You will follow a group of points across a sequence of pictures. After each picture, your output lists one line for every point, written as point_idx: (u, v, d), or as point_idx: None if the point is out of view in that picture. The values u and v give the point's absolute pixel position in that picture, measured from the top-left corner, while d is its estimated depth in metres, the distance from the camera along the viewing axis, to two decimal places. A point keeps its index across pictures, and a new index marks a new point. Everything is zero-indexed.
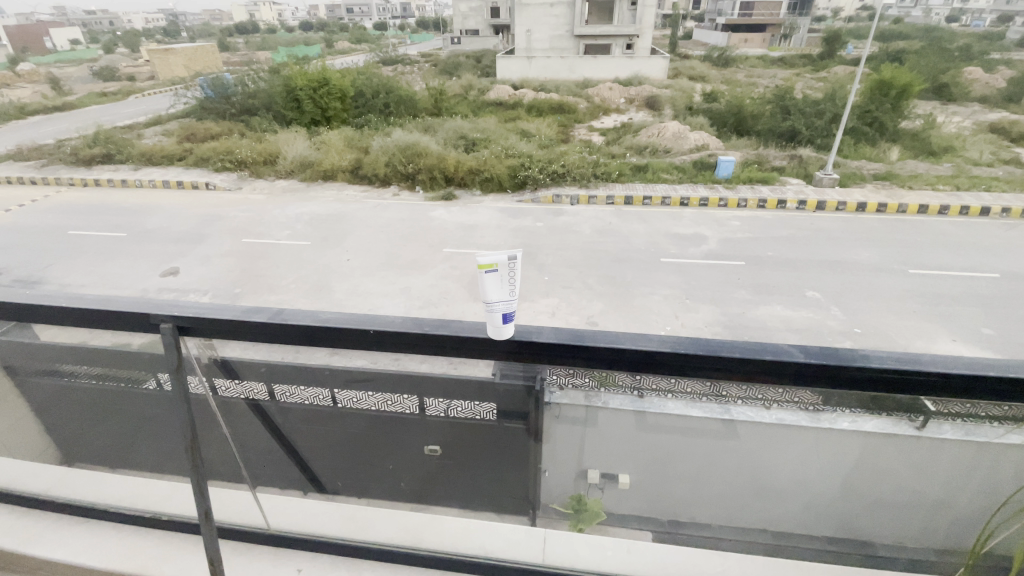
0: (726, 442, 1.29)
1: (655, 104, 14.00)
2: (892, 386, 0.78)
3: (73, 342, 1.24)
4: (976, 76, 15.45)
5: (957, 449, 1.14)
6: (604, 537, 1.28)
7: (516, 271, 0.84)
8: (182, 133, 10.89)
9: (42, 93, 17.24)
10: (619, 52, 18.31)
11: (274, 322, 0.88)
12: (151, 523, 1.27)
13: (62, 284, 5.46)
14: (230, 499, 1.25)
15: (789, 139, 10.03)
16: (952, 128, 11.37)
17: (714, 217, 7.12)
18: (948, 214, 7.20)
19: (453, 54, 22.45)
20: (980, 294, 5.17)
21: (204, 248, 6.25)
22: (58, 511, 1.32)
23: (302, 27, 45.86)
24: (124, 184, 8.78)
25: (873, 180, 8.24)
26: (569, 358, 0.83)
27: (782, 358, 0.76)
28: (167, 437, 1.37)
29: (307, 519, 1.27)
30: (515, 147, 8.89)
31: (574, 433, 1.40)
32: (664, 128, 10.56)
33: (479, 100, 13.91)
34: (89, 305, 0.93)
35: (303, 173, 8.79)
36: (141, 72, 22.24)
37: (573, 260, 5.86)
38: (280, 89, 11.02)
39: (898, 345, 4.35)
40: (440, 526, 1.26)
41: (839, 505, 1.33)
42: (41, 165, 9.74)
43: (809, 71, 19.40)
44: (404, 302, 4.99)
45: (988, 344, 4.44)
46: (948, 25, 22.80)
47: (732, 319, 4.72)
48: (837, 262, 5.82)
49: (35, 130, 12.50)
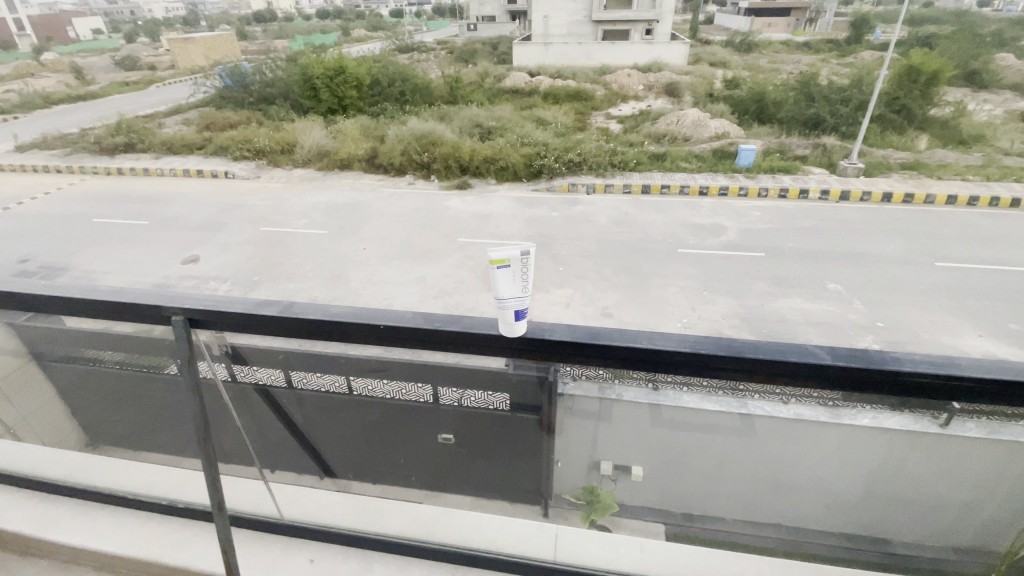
0: (746, 441, 1.27)
1: (675, 90, 13.68)
2: (926, 391, 0.74)
3: (94, 329, 1.25)
4: (1008, 62, 14.81)
5: (985, 452, 1.14)
6: (616, 535, 1.25)
7: (529, 267, 0.81)
8: (202, 122, 11.01)
9: (65, 83, 17.45)
10: (638, 37, 17.98)
11: (284, 315, 0.88)
12: (166, 510, 1.29)
13: (86, 271, 5.58)
14: (244, 488, 1.25)
15: (813, 127, 9.74)
16: (983, 116, 10.94)
17: (734, 207, 6.97)
18: (977, 206, 6.95)
19: (469, 41, 22.24)
20: (1009, 288, 4.99)
21: (224, 237, 6.33)
22: (79, 497, 1.35)
23: (318, 14, 45.65)
24: (146, 173, 8.93)
25: (901, 169, 7.98)
26: (581, 356, 0.81)
27: (808, 360, 0.73)
28: (180, 425, 1.38)
29: (319, 509, 1.26)
30: (531, 135, 8.82)
31: (588, 428, 1.38)
32: (684, 115, 10.31)
33: (495, 87, 13.78)
34: (109, 295, 0.95)
35: (320, 161, 8.83)
36: (161, 61, 22.44)
37: (588, 250, 5.81)
38: (298, 77, 11.06)
39: (923, 341, 4.24)
40: (451, 519, 1.25)
41: (863, 506, 1.32)
42: (65, 154, 9.92)
43: (835, 56, 18.82)
44: (420, 291, 5.00)
45: (1017, 339, 4.30)
46: (980, 9, 21.78)
47: (751, 311, 4.64)
48: (861, 254, 5.67)
49: (60, 119, 12.72)
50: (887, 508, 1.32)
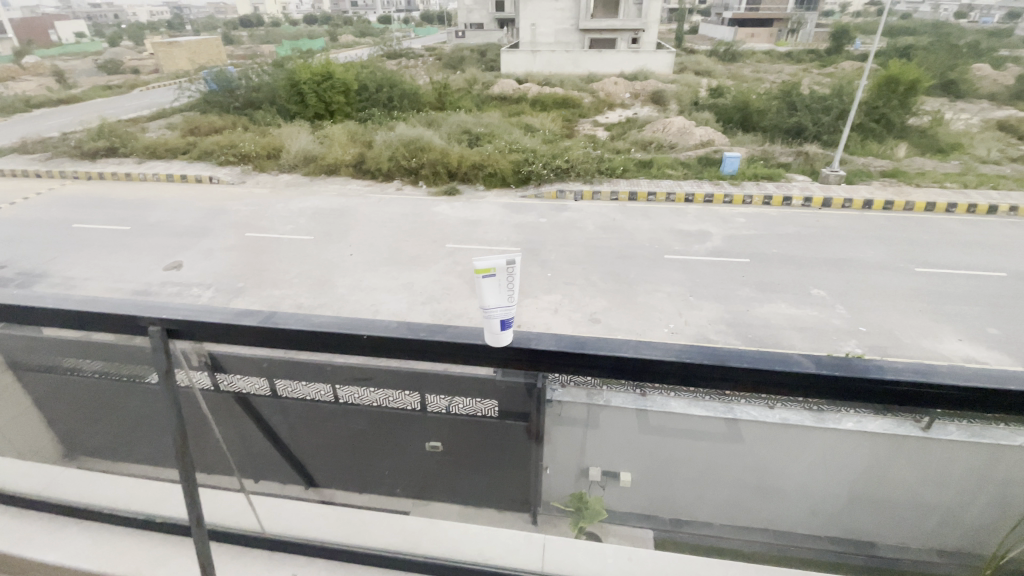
0: (730, 445, 1.29)
1: (661, 98, 13.86)
2: (905, 397, 0.75)
3: (71, 337, 1.20)
4: (984, 72, 15.21)
5: (964, 453, 1.18)
6: (605, 545, 1.21)
7: (515, 275, 0.81)
8: (186, 127, 10.86)
9: (46, 86, 17.11)
10: (625, 46, 18.21)
11: (265, 324, 0.86)
12: (145, 525, 1.25)
13: (65, 277, 5.47)
14: (222, 501, 1.22)
15: (795, 135, 9.94)
16: (960, 125, 11.23)
17: (719, 214, 7.06)
18: (955, 212, 7.12)
19: (457, 48, 22.34)
20: (987, 293, 5.11)
21: (207, 242, 6.24)
22: (52, 511, 1.30)
23: (305, 20, 45.49)
24: (128, 178, 8.79)
25: (881, 177, 8.16)
26: (570, 366, 0.80)
27: (792, 369, 0.74)
28: (159, 436, 1.34)
29: (300, 523, 1.24)
30: (519, 141, 8.85)
31: (575, 434, 1.41)
32: (669, 123, 10.45)
33: (483, 94, 13.82)
34: (81, 306, 0.92)
35: (307, 167, 8.76)
36: (145, 65, 22.21)
37: (576, 256, 5.83)
38: (284, 82, 11.00)
39: (903, 345, 4.32)
40: (438, 532, 1.23)
41: (846, 509, 1.35)
42: (45, 158, 9.73)
43: (817, 66, 19.23)
44: (408, 297, 4.97)
45: (996, 343, 4.39)
46: (957, 21, 22.32)
47: (737, 317, 4.68)
48: (843, 260, 5.77)
49: (40, 123, 12.49)
50: (870, 510, 1.35)
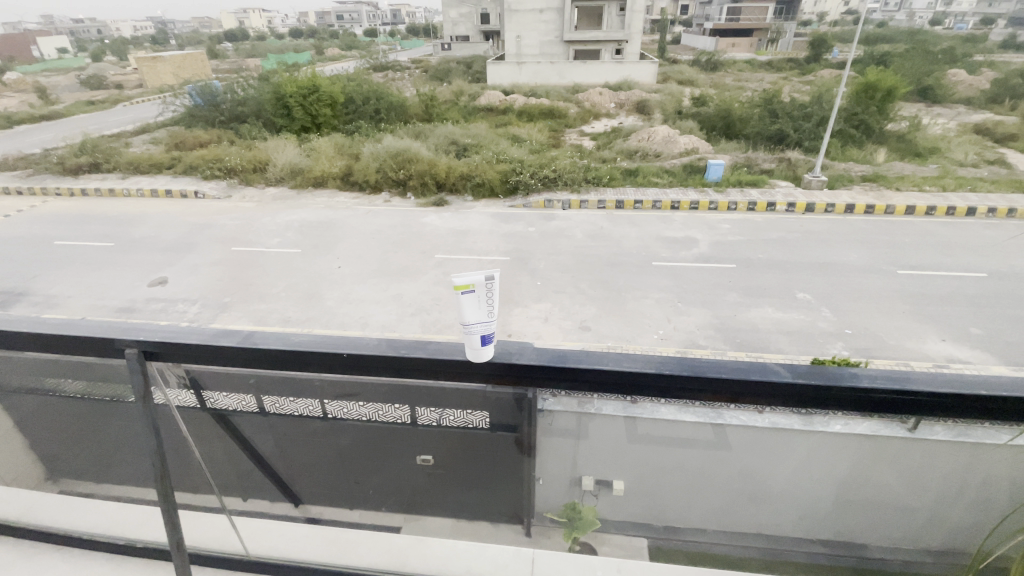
0: (716, 452, 1.29)
1: (645, 108, 14.05)
2: (885, 404, 0.76)
3: (43, 360, 1.16)
4: (959, 78, 15.60)
5: (946, 456, 1.17)
6: (593, 557, 1.34)
7: (494, 292, 0.82)
8: (170, 141, 10.78)
9: (27, 102, 16.85)
10: (609, 57, 18.48)
11: (244, 346, 0.87)
12: (130, 550, 1.27)
13: (47, 295, 5.38)
14: (208, 524, 1.28)
15: (778, 142, 10.15)
16: (937, 129, 11.51)
17: (704, 220, 7.14)
18: (935, 215, 7.27)
19: (443, 60, 22.47)
20: (968, 294, 5.21)
21: (193, 257, 6.18)
22: (34, 536, 1.32)
23: (291, 33, 45.69)
24: (111, 194, 8.68)
25: (862, 182, 8.33)
26: (550, 380, 0.81)
27: (770, 378, 0.76)
28: (137, 459, 1.30)
29: (290, 545, 1.31)
30: (507, 152, 8.91)
31: (566, 445, 1.35)
32: (653, 133, 10.60)
33: (470, 106, 13.91)
34: (55, 330, 0.91)
35: (293, 180, 8.71)
36: (129, 81, 22.06)
37: (565, 265, 5.86)
38: (270, 96, 10.94)
39: (889, 346, 4.38)
40: (424, 547, 1.35)
41: (835, 514, 1.35)
42: (26, 175, 9.59)
43: (797, 75, 19.61)
44: (397, 310, 4.95)
45: (978, 343, 4.47)
46: (933, 27, 22.84)
47: (724, 322, 4.73)
48: (828, 264, 5.86)
49: (20, 139, 12.30)
50: (860, 516, 1.35)
